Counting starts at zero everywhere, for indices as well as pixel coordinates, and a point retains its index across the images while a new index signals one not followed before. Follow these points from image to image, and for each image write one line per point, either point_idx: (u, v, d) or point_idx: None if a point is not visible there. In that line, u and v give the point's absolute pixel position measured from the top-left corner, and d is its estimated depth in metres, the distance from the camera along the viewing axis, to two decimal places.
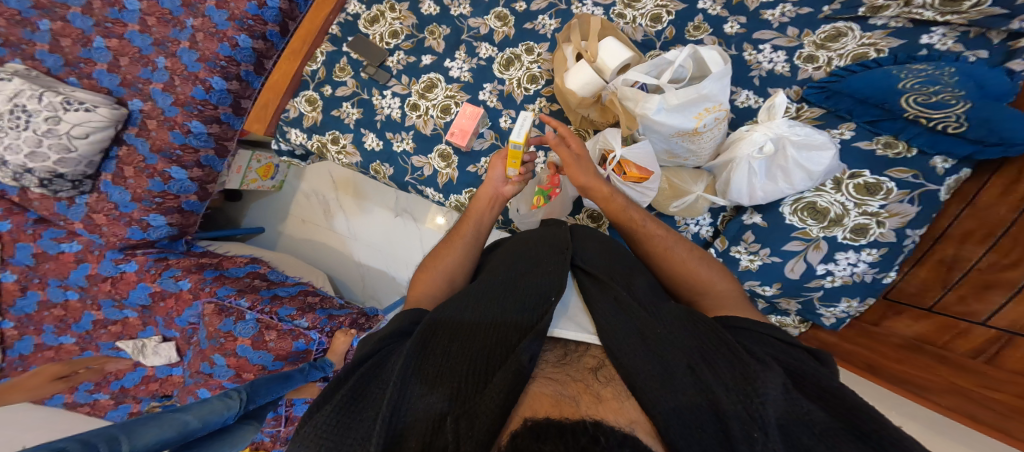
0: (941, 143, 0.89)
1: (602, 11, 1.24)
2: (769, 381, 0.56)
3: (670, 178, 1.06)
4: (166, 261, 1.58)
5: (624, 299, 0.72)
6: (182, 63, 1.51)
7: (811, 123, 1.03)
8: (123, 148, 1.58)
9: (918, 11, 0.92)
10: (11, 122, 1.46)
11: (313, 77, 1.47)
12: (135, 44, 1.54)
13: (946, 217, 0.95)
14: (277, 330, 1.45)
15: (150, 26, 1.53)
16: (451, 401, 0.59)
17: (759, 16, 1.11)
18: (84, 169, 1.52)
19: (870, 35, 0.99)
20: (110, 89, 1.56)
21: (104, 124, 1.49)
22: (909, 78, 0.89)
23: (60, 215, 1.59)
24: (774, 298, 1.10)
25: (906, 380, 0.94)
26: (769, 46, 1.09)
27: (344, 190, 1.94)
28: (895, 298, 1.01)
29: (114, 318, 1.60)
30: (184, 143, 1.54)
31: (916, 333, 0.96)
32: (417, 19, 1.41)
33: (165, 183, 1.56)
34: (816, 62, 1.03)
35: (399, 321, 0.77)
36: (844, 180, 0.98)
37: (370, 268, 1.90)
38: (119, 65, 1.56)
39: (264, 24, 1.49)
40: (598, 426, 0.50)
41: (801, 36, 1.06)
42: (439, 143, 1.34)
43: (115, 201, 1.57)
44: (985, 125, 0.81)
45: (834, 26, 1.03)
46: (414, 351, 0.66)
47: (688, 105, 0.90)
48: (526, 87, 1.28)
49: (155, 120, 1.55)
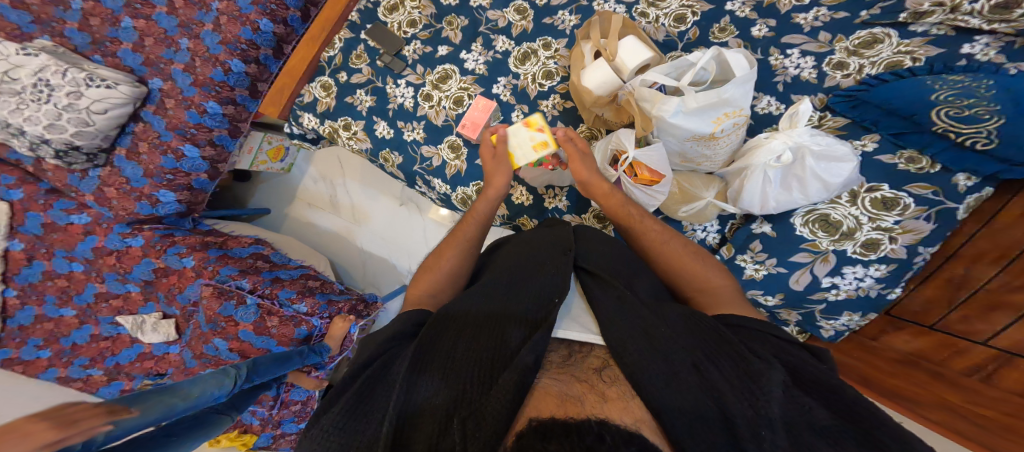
0: (967, 159, 0.87)
1: (624, 8, 1.22)
2: (773, 378, 0.55)
3: (680, 183, 1.04)
4: (172, 238, 1.58)
5: (627, 297, 0.71)
6: (204, 45, 1.50)
7: (833, 133, 1.01)
8: (138, 125, 1.59)
9: (964, 18, 0.89)
10: (34, 95, 1.46)
11: (330, 63, 1.46)
12: (161, 25, 1.53)
13: (960, 236, 0.92)
14: (279, 316, 1.46)
15: (177, 9, 1.52)
16: (456, 400, 0.58)
17: (790, 20, 1.08)
18: (100, 143, 1.53)
19: (908, 42, 0.96)
20: (133, 67, 1.55)
21: (124, 101, 1.50)
22: (943, 90, 0.85)
23: (72, 187, 1.59)
24: (775, 308, 1.09)
25: (894, 393, 0.93)
26: (797, 51, 1.07)
27: (351, 176, 1.94)
28: (896, 314, 1.00)
29: (116, 292, 1.60)
30: (199, 123, 1.54)
31: (914, 349, 0.95)
32: (436, 8, 1.39)
33: (177, 160, 1.57)
34: (846, 69, 1.01)
35: (405, 321, 0.76)
36: (861, 193, 0.96)
37: (373, 256, 1.90)
38: (143, 46, 1.54)
39: (286, 9, 1.50)
40: (604, 424, 0.49)
41: (833, 42, 1.03)
42: (450, 134, 1.33)
43: (127, 175, 1.59)
44: (1016, 144, 0.79)
45: (870, 32, 1.00)
46: (419, 350, 0.66)
47: (708, 109, 0.88)
48: (541, 83, 1.27)
49: (173, 99, 1.54)
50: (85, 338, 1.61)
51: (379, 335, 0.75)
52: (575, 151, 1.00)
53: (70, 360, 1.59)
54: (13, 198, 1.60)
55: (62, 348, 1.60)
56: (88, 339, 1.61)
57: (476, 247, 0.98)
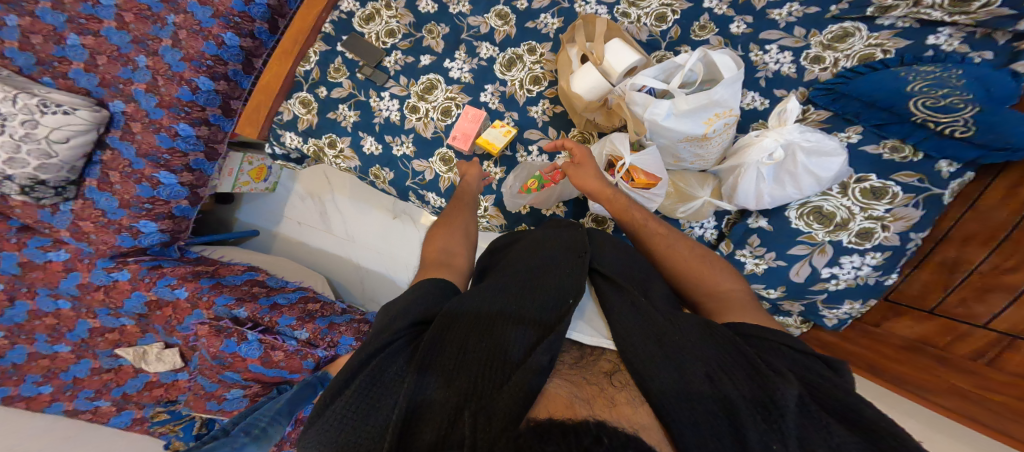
0: (948, 148, 0.89)
1: (606, 9, 1.24)
2: (788, 392, 0.55)
3: (676, 183, 1.05)
4: (160, 270, 1.56)
5: (642, 303, 0.71)
6: (164, 62, 1.49)
7: (818, 125, 1.03)
8: (106, 153, 1.56)
9: (926, 11, 0.92)
10: None
11: (307, 77, 1.45)
12: (112, 42, 1.50)
13: (948, 219, 0.94)
14: (284, 350, 1.43)
15: (127, 23, 1.49)
16: (469, 393, 0.58)
17: (765, 16, 1.11)
18: (66, 175, 1.50)
19: (878, 35, 0.98)
20: (89, 89, 1.52)
21: (85, 127, 1.46)
22: (918, 81, 0.87)
23: (44, 223, 1.56)
24: (778, 300, 1.10)
25: (907, 381, 0.95)
26: (775, 46, 1.09)
27: (340, 192, 1.93)
28: (895, 299, 1.01)
29: (111, 326, 1.59)
30: (172, 147, 1.53)
31: (917, 334, 0.96)
32: (415, 17, 1.40)
33: (154, 188, 1.55)
34: (823, 63, 1.03)
35: (418, 300, 0.75)
36: (850, 184, 0.97)
37: (370, 270, 1.89)
38: (96, 64, 1.52)
39: (252, 21, 1.50)
40: (602, 426, 0.49)
41: (808, 36, 1.06)
42: (441, 146, 1.33)
43: (102, 207, 1.56)
44: (994, 131, 0.81)
45: (841, 26, 1.02)
46: (431, 342, 0.65)
47: (699, 110, 0.89)
48: (529, 88, 1.28)
49: (139, 123, 1.53)
50: (84, 372, 1.57)
51: (388, 315, 0.74)
52: (569, 164, 1.03)
53: (75, 393, 1.55)
54: None
55: (64, 382, 1.56)
56: (88, 373, 1.57)
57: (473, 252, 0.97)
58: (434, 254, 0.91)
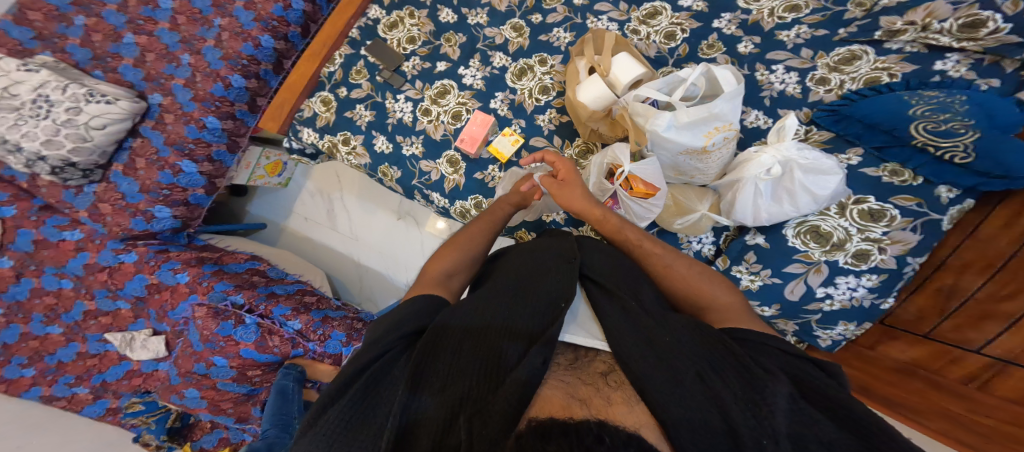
0: (947, 173, 0.90)
1: (616, 26, 1.27)
2: (778, 390, 0.56)
3: (675, 196, 1.07)
4: (166, 254, 1.58)
5: (634, 308, 0.72)
6: (205, 60, 1.59)
7: (820, 146, 1.04)
8: (138, 140, 1.62)
9: (934, 36, 0.94)
10: (33, 111, 1.50)
11: (330, 78, 1.48)
12: (163, 41, 1.62)
13: (945, 248, 0.95)
14: (280, 335, 1.47)
15: (179, 25, 1.62)
16: (463, 398, 0.58)
17: (773, 37, 1.13)
18: (96, 159, 1.56)
19: (884, 59, 1.00)
20: (133, 83, 1.63)
21: (123, 116, 1.54)
22: (920, 105, 0.88)
23: (66, 203, 1.60)
24: (772, 319, 1.10)
25: (893, 401, 0.94)
26: (781, 67, 1.10)
27: (349, 190, 1.96)
28: (890, 324, 1.01)
29: (106, 309, 1.60)
30: (198, 138, 1.59)
31: (911, 357, 0.96)
32: (435, 26, 1.43)
33: (174, 176, 1.60)
34: (828, 85, 1.05)
35: (406, 309, 0.74)
36: (848, 205, 0.98)
37: (370, 269, 1.90)
38: (145, 61, 1.63)
39: (287, 25, 1.61)
40: (603, 426, 0.50)
41: (814, 58, 1.07)
42: (449, 149, 1.35)
43: (123, 191, 1.60)
44: (991, 158, 0.81)
45: (848, 49, 1.04)
46: (425, 349, 0.65)
47: (699, 123, 0.91)
48: (538, 97, 1.30)
49: (172, 115, 1.60)
50: (71, 356, 1.59)
51: (380, 324, 0.74)
52: (553, 183, 1.04)
53: (55, 378, 1.57)
54: (6, 215, 1.59)
55: (47, 366, 1.58)
56: (73, 357, 1.59)
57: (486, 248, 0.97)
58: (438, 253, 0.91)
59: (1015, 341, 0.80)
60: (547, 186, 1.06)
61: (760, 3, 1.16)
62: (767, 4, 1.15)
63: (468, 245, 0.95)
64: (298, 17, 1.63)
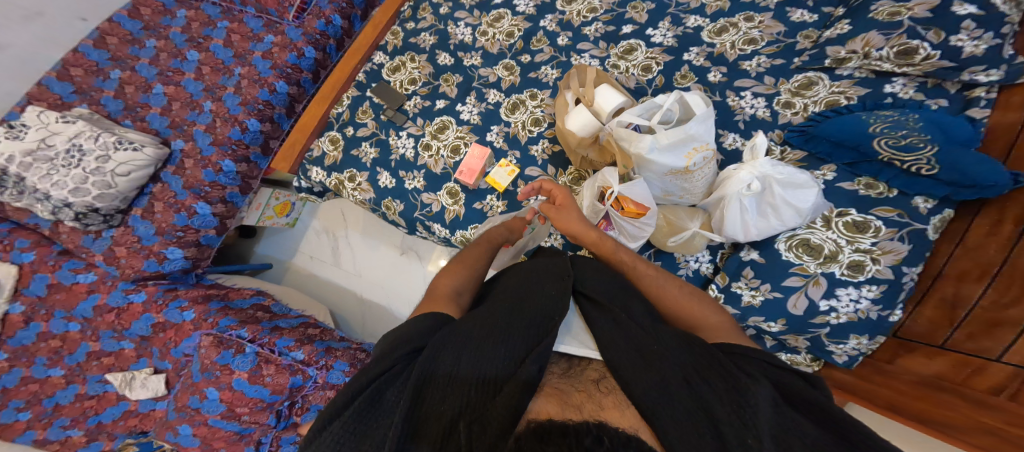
0: (919, 184, 0.93)
1: (598, 62, 1.35)
2: (761, 392, 0.59)
3: (666, 216, 1.10)
4: (174, 292, 1.63)
5: (623, 320, 0.75)
6: (226, 106, 1.70)
7: (796, 164, 1.09)
8: (157, 185, 1.71)
9: (876, 63, 1.02)
10: (65, 160, 1.59)
11: (338, 119, 1.57)
12: (188, 90, 1.76)
13: (940, 256, 0.94)
14: (276, 364, 1.44)
15: (204, 75, 1.76)
16: (463, 408, 0.61)
17: (737, 67, 1.21)
18: (118, 204, 1.64)
19: (838, 84, 1.07)
20: (159, 130, 1.74)
21: (147, 163, 1.64)
22: (878, 123, 0.95)
23: (83, 248, 1.66)
24: (780, 334, 1.07)
25: (930, 420, 0.84)
26: (749, 93, 1.18)
27: (353, 227, 2.02)
28: (905, 337, 0.95)
29: (110, 350, 1.62)
30: (214, 181, 1.67)
31: (933, 371, 0.87)
32: (434, 68, 1.53)
33: (189, 218, 1.66)
34: (793, 108, 1.12)
35: (408, 325, 0.76)
36: (833, 218, 1.01)
37: (373, 304, 1.92)
38: (171, 109, 1.76)
39: (300, 72, 1.73)
40: (602, 428, 0.52)
41: (776, 84, 1.16)
42: (449, 181, 1.40)
43: (139, 234, 1.66)
44: (955, 168, 0.85)
45: (805, 76, 1.13)
46: (427, 362, 0.67)
47: (678, 144, 0.96)
48: (530, 129, 1.37)
49: (192, 159, 1.69)
50: (69, 398, 1.60)
51: (386, 340, 0.76)
52: (552, 207, 1.08)
53: (50, 421, 1.57)
54: (24, 261, 1.66)
55: (43, 409, 1.58)
56: (71, 399, 1.59)
57: (484, 273, 1.00)
58: (438, 282, 0.93)
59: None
60: (546, 211, 1.10)
61: (722, 37, 1.25)
62: (728, 38, 1.24)
63: (462, 266, 0.97)
64: (311, 64, 1.76)
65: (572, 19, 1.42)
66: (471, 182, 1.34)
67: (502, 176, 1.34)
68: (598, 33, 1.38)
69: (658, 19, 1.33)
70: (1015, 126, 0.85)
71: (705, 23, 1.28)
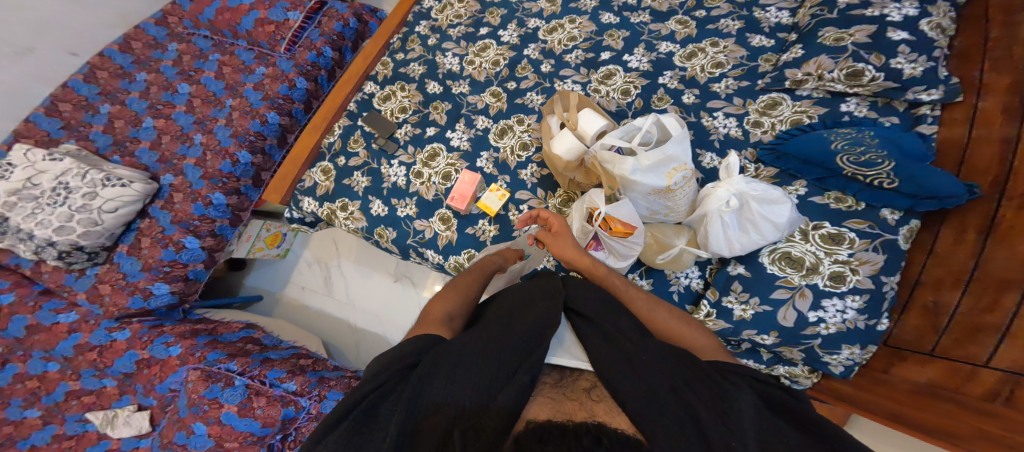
0: (883, 197, 0.99)
1: (580, 87, 1.42)
2: (744, 400, 0.63)
3: (654, 234, 1.14)
4: (160, 328, 1.61)
5: (613, 332, 0.77)
6: (216, 138, 1.74)
7: (770, 180, 1.14)
8: (145, 221, 1.72)
9: (831, 84, 1.12)
10: (51, 198, 1.61)
11: (330, 148, 1.61)
12: (179, 123, 1.81)
13: (913, 270, 0.98)
14: (267, 396, 1.42)
15: (195, 107, 1.82)
16: (457, 419, 0.62)
17: (709, 89, 1.29)
18: (103, 241, 1.63)
19: (800, 104, 1.16)
20: (148, 165, 1.77)
21: (135, 198, 1.66)
22: (839, 140, 1.03)
23: (66, 287, 1.65)
24: (775, 347, 1.07)
25: (941, 431, 0.84)
26: (721, 113, 1.26)
27: (346, 256, 2.03)
28: (895, 345, 0.97)
29: (90, 388, 1.57)
30: (204, 214, 1.69)
31: (928, 378, 0.88)
32: (424, 96, 1.59)
33: (177, 252, 1.67)
34: (762, 127, 1.20)
35: (404, 343, 0.78)
36: (810, 231, 1.04)
37: (367, 333, 1.91)
38: (161, 143, 1.79)
39: (292, 102, 1.79)
40: (601, 428, 0.57)
41: (745, 105, 1.24)
42: (440, 208, 1.43)
43: (124, 270, 1.66)
44: (912, 181, 0.93)
45: (769, 97, 1.22)
46: (421, 376, 0.68)
47: (659, 165, 1.01)
48: (519, 154, 1.42)
49: (181, 193, 1.71)
50: (45, 440, 1.53)
51: (380, 358, 0.77)
52: (548, 234, 1.09)
53: None
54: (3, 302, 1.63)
55: None
56: (48, 441, 1.52)
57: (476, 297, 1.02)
58: (431, 309, 0.93)
59: (1016, 350, 0.77)
60: (543, 239, 1.11)
61: (692, 61, 1.33)
62: (698, 62, 1.33)
63: (456, 289, 0.99)
64: (302, 94, 1.82)
65: (554, 47, 1.50)
66: (462, 207, 1.37)
67: (493, 199, 1.37)
68: (578, 59, 1.45)
69: (632, 46, 1.42)
70: (961, 141, 0.96)
71: (676, 48, 1.37)
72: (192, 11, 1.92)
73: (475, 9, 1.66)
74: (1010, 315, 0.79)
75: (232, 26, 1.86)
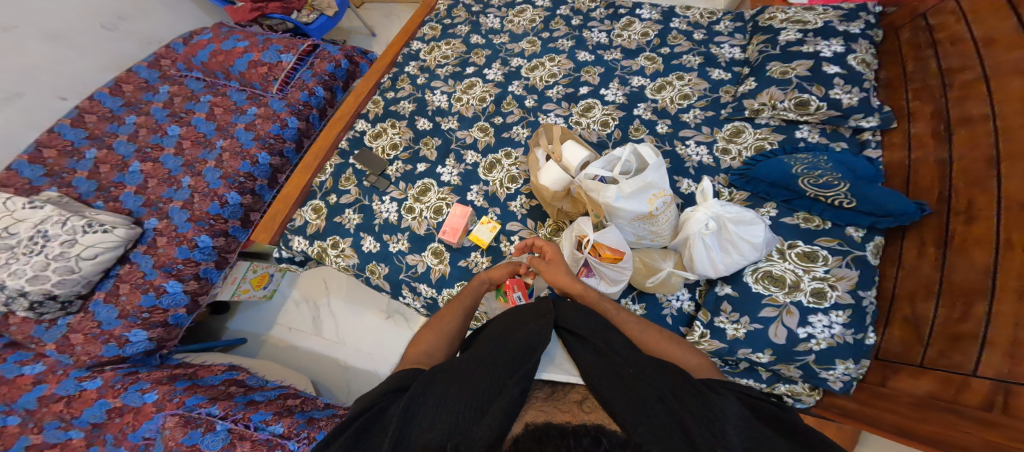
0: (845, 215, 1.09)
1: (562, 120, 1.51)
2: (729, 408, 0.66)
3: (641, 258, 1.18)
4: (134, 375, 1.56)
5: (603, 349, 0.80)
6: (205, 181, 1.78)
7: (742, 203, 1.23)
8: (125, 267, 1.70)
9: (784, 113, 1.25)
10: (28, 248, 1.60)
11: (321, 187, 1.65)
12: (166, 166, 1.85)
13: (887, 280, 1.04)
14: (252, 440, 1.37)
15: (184, 149, 1.88)
16: (449, 435, 0.66)
17: (680, 119, 1.40)
18: (79, 289, 1.61)
19: (760, 131, 1.29)
20: (132, 209, 1.78)
21: (117, 243, 1.65)
22: (798, 165, 1.14)
23: (34, 338, 1.60)
24: (771, 365, 1.07)
25: (940, 441, 0.83)
26: (692, 142, 1.36)
27: (335, 294, 2.04)
28: (886, 358, 1.00)
29: (53, 442, 1.45)
30: (188, 257, 1.69)
31: (926, 390, 0.89)
32: (414, 133, 1.67)
33: (157, 297, 1.66)
34: (731, 154, 1.30)
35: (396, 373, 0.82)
36: (786, 250, 1.10)
37: (358, 372, 1.88)
38: (147, 187, 1.82)
39: (283, 141, 1.87)
40: (600, 430, 0.60)
41: (713, 133, 1.35)
42: (433, 242, 1.47)
43: (99, 319, 1.62)
44: (866, 200, 1.04)
45: (733, 125, 1.33)
46: (413, 396, 0.72)
47: (639, 192, 1.09)
48: (508, 186, 1.49)
49: (166, 237, 1.72)
50: None
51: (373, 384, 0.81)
52: (541, 262, 1.10)
53: None
54: None
55: None
56: None
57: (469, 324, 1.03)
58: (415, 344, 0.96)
59: (998, 355, 0.80)
60: (535, 265, 1.12)
61: (662, 93, 1.46)
62: (667, 94, 1.45)
63: (455, 314, 1.01)
64: (293, 134, 1.91)
65: (536, 83, 1.61)
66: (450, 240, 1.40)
67: (484, 232, 1.41)
68: (559, 94, 1.56)
69: (608, 81, 1.53)
70: (904, 165, 1.09)
71: (647, 82, 1.49)
72: (186, 54, 2.04)
73: (462, 50, 1.78)
74: (984, 322, 0.84)
75: (224, 68, 1.97)
